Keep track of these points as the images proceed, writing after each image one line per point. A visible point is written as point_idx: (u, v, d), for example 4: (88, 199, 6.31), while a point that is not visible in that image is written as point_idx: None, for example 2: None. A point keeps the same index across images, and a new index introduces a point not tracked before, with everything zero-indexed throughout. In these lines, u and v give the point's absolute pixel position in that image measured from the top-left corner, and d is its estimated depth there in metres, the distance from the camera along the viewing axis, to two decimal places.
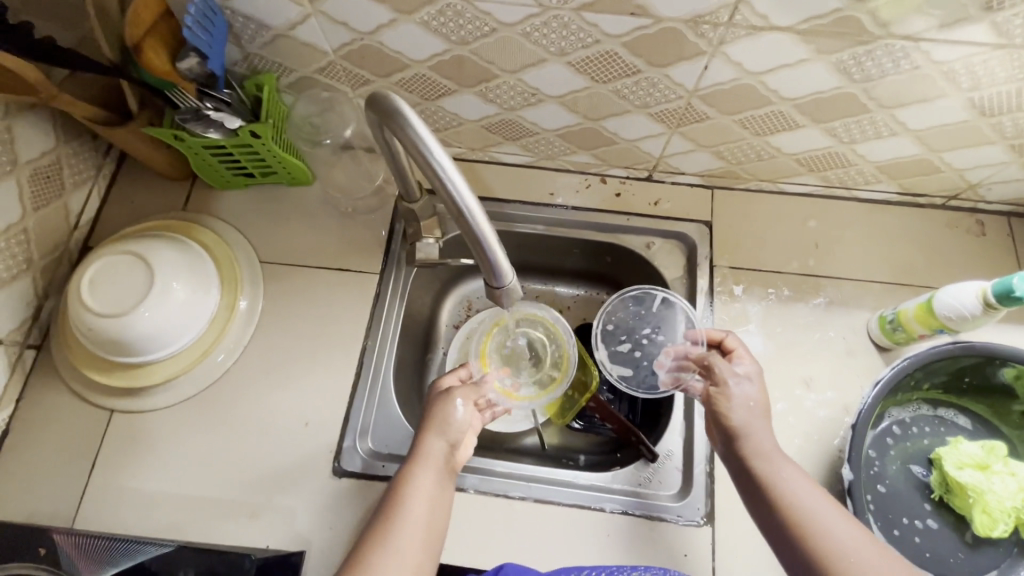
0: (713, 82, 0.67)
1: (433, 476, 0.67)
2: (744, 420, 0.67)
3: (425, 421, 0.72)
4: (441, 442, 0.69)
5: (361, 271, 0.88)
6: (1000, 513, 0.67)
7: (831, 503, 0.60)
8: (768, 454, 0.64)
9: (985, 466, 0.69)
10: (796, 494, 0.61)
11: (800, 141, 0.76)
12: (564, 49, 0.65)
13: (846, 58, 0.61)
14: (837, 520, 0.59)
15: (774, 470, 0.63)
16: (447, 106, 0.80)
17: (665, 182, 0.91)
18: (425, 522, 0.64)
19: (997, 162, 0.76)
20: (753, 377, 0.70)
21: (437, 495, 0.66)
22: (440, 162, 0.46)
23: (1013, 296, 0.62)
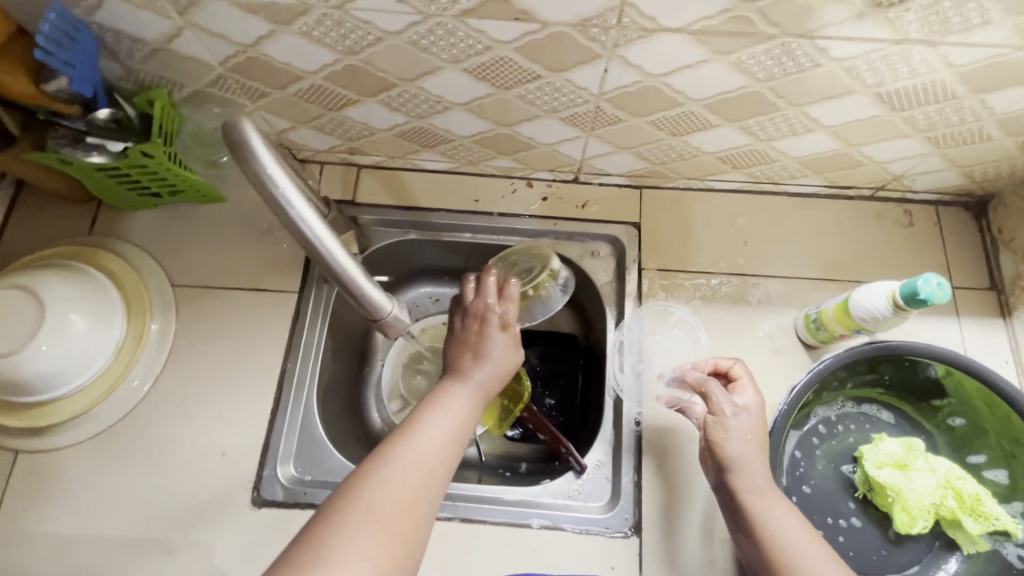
0: (616, 85, 0.64)
1: (468, 394, 0.64)
2: (738, 454, 0.63)
3: (462, 346, 0.69)
4: (486, 365, 0.66)
5: (281, 290, 0.85)
6: (919, 509, 0.67)
7: (817, 544, 0.58)
8: (763, 489, 0.61)
9: (904, 464, 0.70)
10: (785, 531, 0.59)
11: (718, 140, 0.74)
12: (457, 56, 0.62)
13: (744, 58, 0.59)
14: (822, 563, 0.57)
15: (768, 508, 0.60)
16: (353, 116, 0.76)
17: (592, 183, 0.89)
18: (449, 439, 0.59)
19: (916, 154, 0.75)
20: (752, 410, 0.66)
21: (465, 413, 0.62)
22: (287, 199, 0.48)
23: (919, 297, 0.61)
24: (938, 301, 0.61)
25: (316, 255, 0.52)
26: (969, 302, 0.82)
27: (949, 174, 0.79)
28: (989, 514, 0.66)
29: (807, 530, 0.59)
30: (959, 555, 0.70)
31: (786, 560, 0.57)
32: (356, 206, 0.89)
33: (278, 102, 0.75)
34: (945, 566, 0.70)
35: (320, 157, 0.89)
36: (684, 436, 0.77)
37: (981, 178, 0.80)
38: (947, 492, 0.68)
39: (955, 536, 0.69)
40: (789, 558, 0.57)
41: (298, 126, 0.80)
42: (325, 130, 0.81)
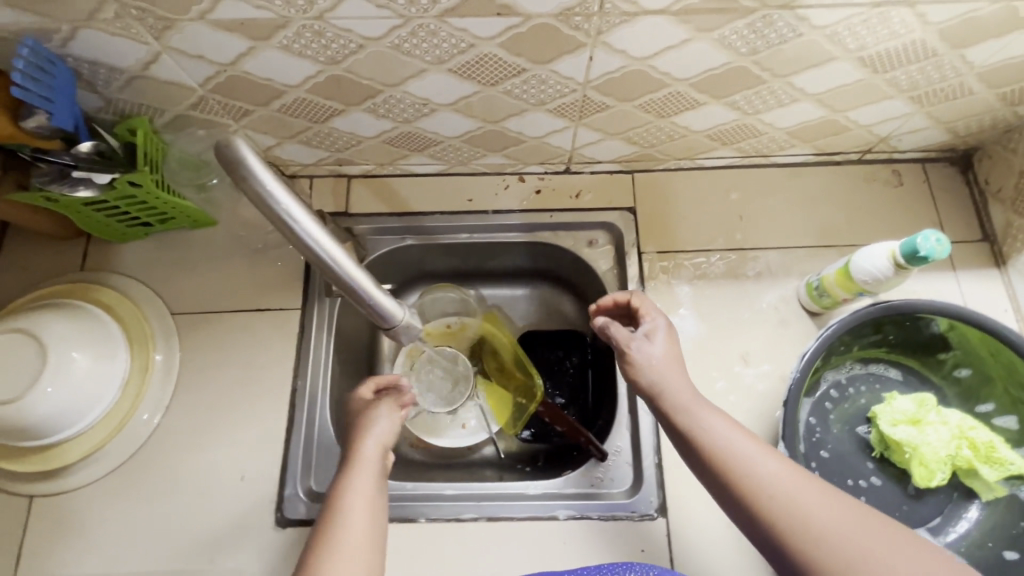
0: (602, 72, 0.64)
1: (367, 476, 0.63)
2: (652, 380, 0.62)
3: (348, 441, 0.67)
4: (372, 448, 0.65)
5: (283, 308, 0.84)
6: (937, 461, 0.68)
7: (752, 442, 0.56)
8: (690, 405, 0.59)
9: (918, 420, 0.71)
10: (719, 439, 0.56)
11: (705, 118, 0.74)
12: (441, 57, 0.61)
13: (728, 34, 0.59)
14: (760, 459, 0.55)
15: (700, 419, 0.58)
16: (339, 126, 0.76)
17: (583, 172, 0.89)
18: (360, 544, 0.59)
19: (901, 114, 0.75)
20: (659, 337, 0.65)
21: (371, 497, 0.62)
22: (290, 213, 0.48)
23: (920, 255, 0.62)
24: (939, 257, 0.61)
25: (323, 269, 0.52)
26: (964, 254, 0.83)
27: (933, 130, 0.80)
28: (1005, 459, 0.68)
29: (741, 433, 0.57)
30: (979, 504, 0.71)
31: (729, 466, 0.55)
32: (350, 217, 0.89)
33: (263, 119, 0.74)
34: (967, 515, 0.71)
35: (309, 171, 0.89)
36: None
37: (964, 132, 0.81)
38: (962, 443, 0.69)
39: (973, 484, 0.70)
40: (729, 465, 0.55)
41: (284, 141, 0.80)
42: (312, 143, 0.80)
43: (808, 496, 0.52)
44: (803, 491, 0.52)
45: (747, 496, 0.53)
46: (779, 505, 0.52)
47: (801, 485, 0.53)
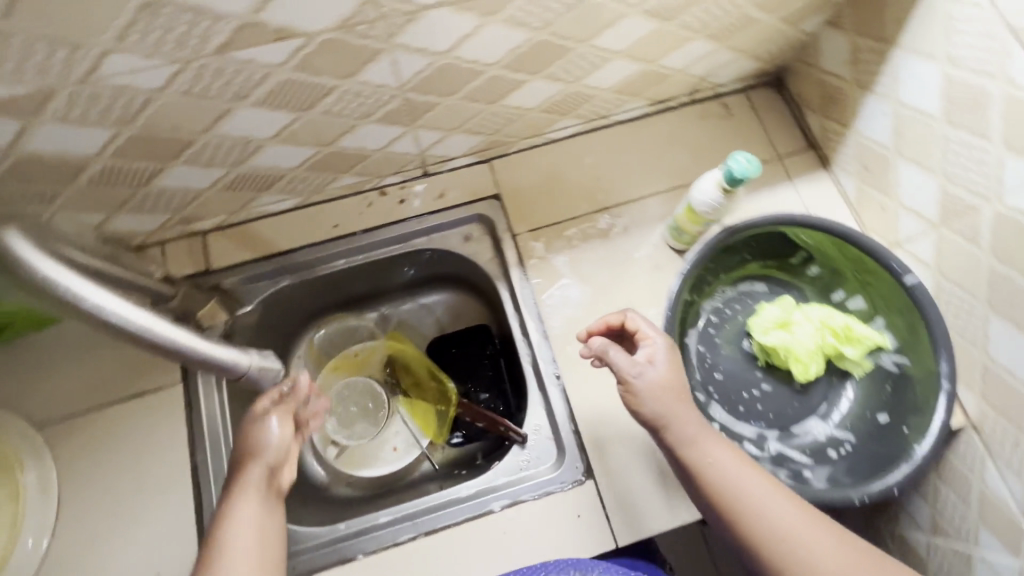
0: (411, 73, 0.64)
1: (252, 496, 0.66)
2: (659, 412, 0.63)
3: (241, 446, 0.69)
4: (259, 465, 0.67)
5: (163, 385, 0.79)
6: (810, 353, 0.75)
7: (759, 482, 0.61)
8: (694, 439, 0.63)
9: (787, 323, 0.77)
10: (729, 477, 0.61)
11: (532, 94, 0.77)
12: (241, 92, 0.59)
13: (514, 13, 0.60)
14: (768, 500, 0.60)
15: (706, 452, 0.63)
16: (167, 185, 0.72)
17: (442, 172, 0.89)
18: (254, 543, 0.63)
19: (707, 53, 0.81)
20: (659, 361, 0.66)
21: (256, 517, 0.65)
22: (77, 295, 0.50)
23: (736, 178, 0.66)
24: (754, 175, 0.66)
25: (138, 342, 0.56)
26: (796, 165, 0.91)
27: (742, 61, 0.87)
28: (861, 337, 0.75)
29: (751, 473, 0.62)
30: (854, 382, 0.78)
31: (730, 503, 0.60)
32: (214, 274, 0.84)
33: (77, 197, 0.69)
34: (847, 394, 0.78)
35: (157, 237, 0.83)
36: (606, 371, 0.80)
37: (768, 57, 0.88)
38: (825, 332, 0.76)
39: (844, 366, 0.77)
40: (739, 504, 0.60)
41: (114, 214, 0.74)
42: (146, 209, 0.76)
43: (806, 535, 0.58)
44: (807, 530, 0.58)
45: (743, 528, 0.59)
46: (790, 547, 0.57)
47: (806, 525, 0.59)
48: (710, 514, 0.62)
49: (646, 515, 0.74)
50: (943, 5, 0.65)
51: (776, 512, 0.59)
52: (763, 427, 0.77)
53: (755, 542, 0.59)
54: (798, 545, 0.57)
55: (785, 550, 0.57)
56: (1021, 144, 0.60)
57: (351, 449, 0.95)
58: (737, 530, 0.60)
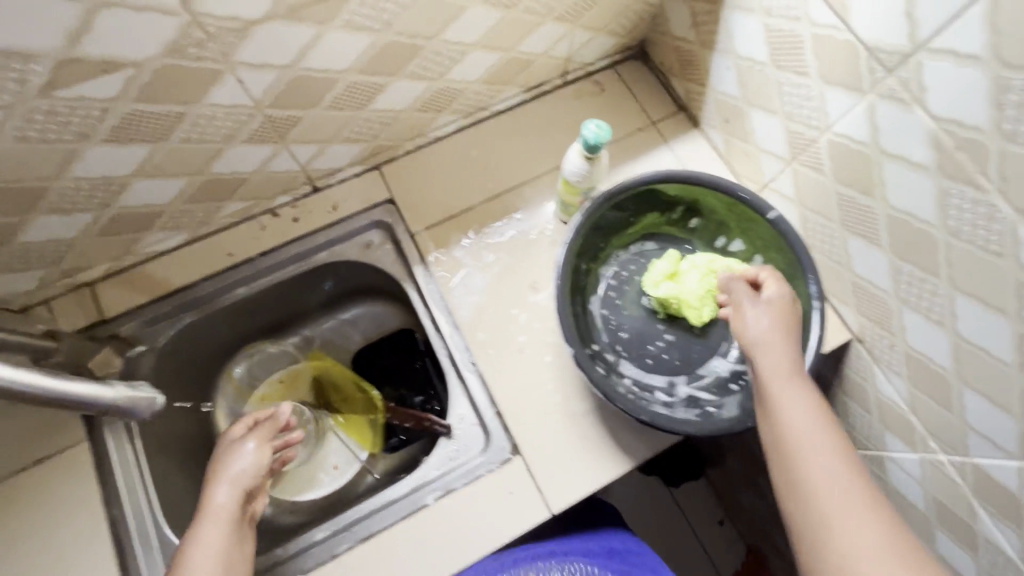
0: (263, 89, 0.65)
1: (216, 520, 0.69)
2: (757, 341, 0.66)
3: (212, 475, 0.74)
4: (228, 489, 0.72)
5: (65, 447, 0.76)
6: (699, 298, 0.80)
7: (830, 441, 0.60)
8: (783, 378, 0.63)
9: (675, 274, 0.81)
10: (801, 425, 0.61)
11: (399, 95, 0.79)
12: (82, 131, 0.59)
13: (350, 18, 0.62)
14: (827, 457, 0.59)
15: (785, 398, 0.62)
16: (33, 238, 0.69)
17: (332, 185, 0.89)
18: (217, 568, 0.65)
19: (563, 34, 0.85)
20: (773, 306, 0.68)
21: (217, 540, 0.67)
22: None
23: (590, 143, 0.70)
24: (605, 138, 0.70)
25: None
26: (670, 128, 0.97)
27: (601, 38, 0.91)
28: None
29: (829, 433, 0.60)
30: None
31: (794, 444, 0.60)
32: (108, 323, 0.82)
33: None
34: None
35: (39, 295, 0.80)
36: (518, 350, 0.83)
37: (625, 31, 0.93)
38: (712, 276, 0.80)
39: None
40: (802, 447, 0.60)
41: None
42: (17, 267, 0.73)
43: (849, 498, 0.56)
44: (852, 499, 0.56)
45: (796, 468, 0.59)
46: (829, 504, 0.56)
47: (850, 491, 0.57)
48: (768, 448, 0.63)
49: (573, 477, 0.77)
50: None
51: (827, 468, 0.58)
52: (670, 374, 0.81)
53: (789, 484, 0.59)
54: (836, 506, 0.56)
55: (822, 499, 0.57)
56: (834, 77, 0.67)
57: (289, 475, 0.93)
58: (783, 471, 0.60)
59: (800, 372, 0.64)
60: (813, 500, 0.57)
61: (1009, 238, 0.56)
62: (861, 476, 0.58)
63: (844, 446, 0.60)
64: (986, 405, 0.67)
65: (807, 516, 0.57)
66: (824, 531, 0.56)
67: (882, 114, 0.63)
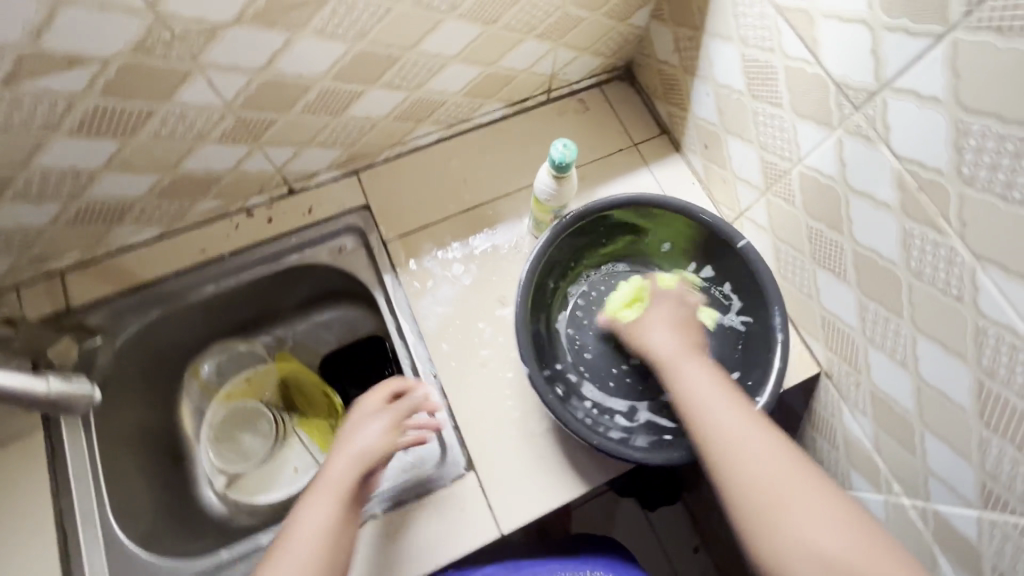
0: (234, 91, 0.66)
1: (319, 498, 0.67)
2: (653, 341, 0.73)
3: (345, 437, 0.74)
4: (337, 469, 0.70)
5: (20, 434, 0.76)
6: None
7: (726, 397, 0.65)
8: (679, 358, 0.70)
9: (640, 299, 0.80)
10: (698, 389, 0.66)
11: (376, 104, 0.79)
12: (49, 122, 0.59)
13: (322, 25, 0.63)
14: (727, 409, 0.64)
15: (684, 372, 0.68)
16: (1, 224, 0.70)
17: (309, 188, 0.90)
18: (322, 544, 0.64)
19: (545, 52, 0.85)
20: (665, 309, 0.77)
21: (324, 518, 0.65)
22: None
23: (558, 163, 0.71)
24: (573, 159, 0.70)
25: None
26: (651, 150, 0.96)
27: (586, 58, 0.92)
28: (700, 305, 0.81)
29: (724, 391, 0.66)
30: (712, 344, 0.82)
31: (694, 405, 0.65)
32: (74, 312, 0.82)
33: None
34: None
35: (7, 281, 0.80)
36: (481, 364, 0.82)
37: (611, 52, 0.93)
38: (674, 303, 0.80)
39: None
40: (703, 406, 0.65)
41: None
42: None
43: (748, 443, 0.61)
44: (756, 446, 0.61)
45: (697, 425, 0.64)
46: (729, 448, 0.61)
47: (751, 439, 0.62)
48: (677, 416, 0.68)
49: (525, 498, 0.76)
50: None
51: (727, 422, 0.63)
52: (633, 399, 0.80)
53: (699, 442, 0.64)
54: (744, 454, 0.61)
55: (722, 448, 0.62)
56: (806, 109, 0.67)
57: (246, 477, 0.93)
58: (692, 433, 0.65)
59: (694, 350, 0.71)
60: (715, 448, 0.62)
61: (968, 281, 0.55)
62: (759, 424, 0.63)
63: (740, 399, 0.65)
64: (946, 451, 0.65)
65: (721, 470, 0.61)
66: (737, 478, 0.60)
67: (849, 149, 0.63)
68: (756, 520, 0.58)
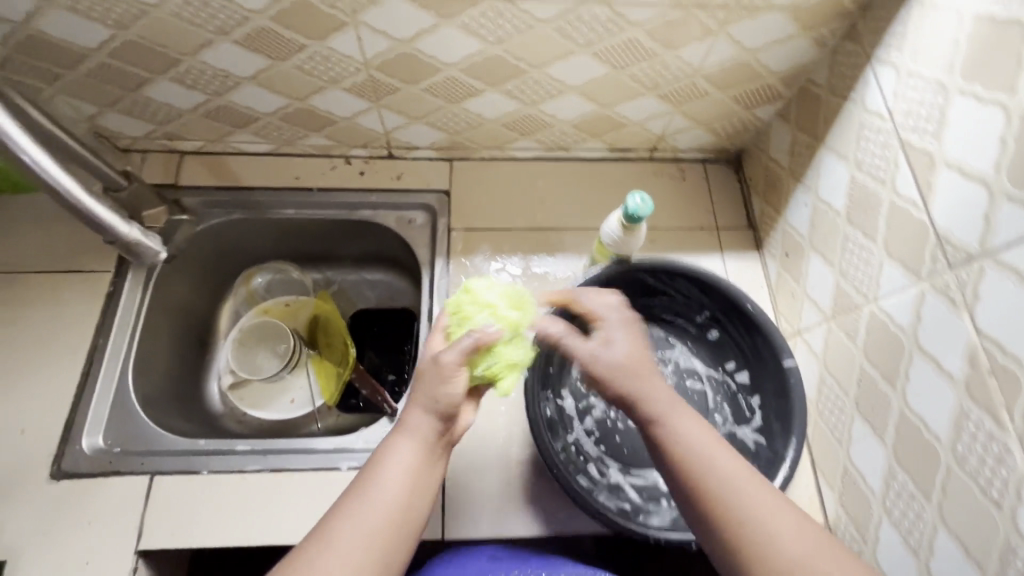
0: (375, 52, 0.73)
1: (410, 446, 0.58)
2: (630, 387, 0.58)
3: (418, 385, 0.60)
4: (428, 411, 0.59)
5: (95, 271, 0.87)
6: (510, 367, 0.62)
7: (737, 468, 0.54)
8: (669, 411, 0.57)
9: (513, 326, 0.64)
10: (698, 447, 0.55)
11: (491, 106, 0.84)
12: (222, 28, 0.70)
13: (467, 22, 0.69)
14: (746, 487, 0.53)
15: (680, 426, 0.56)
16: (154, 96, 0.82)
17: (406, 158, 0.97)
18: (404, 500, 0.56)
19: (661, 112, 0.87)
20: (615, 340, 0.61)
21: (411, 471, 0.57)
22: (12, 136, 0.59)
23: (631, 213, 0.72)
24: (646, 213, 0.71)
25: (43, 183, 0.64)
26: (732, 239, 0.95)
27: (699, 131, 0.93)
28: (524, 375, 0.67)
29: (728, 452, 0.55)
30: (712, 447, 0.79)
31: (703, 481, 0.53)
32: (179, 189, 0.93)
33: (73, 83, 0.79)
34: None
35: (140, 145, 0.93)
36: None
37: (726, 134, 0.94)
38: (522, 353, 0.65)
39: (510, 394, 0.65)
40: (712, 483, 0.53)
41: (105, 111, 0.84)
42: (134, 114, 0.85)
43: (775, 528, 0.51)
44: (787, 523, 0.52)
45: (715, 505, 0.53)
46: (756, 533, 0.51)
47: (779, 518, 0.52)
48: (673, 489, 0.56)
49: (479, 514, 0.75)
50: (859, 113, 0.70)
51: (747, 498, 0.52)
52: (607, 453, 0.78)
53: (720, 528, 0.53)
54: (779, 544, 0.51)
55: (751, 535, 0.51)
56: (898, 251, 0.63)
57: (249, 386, 0.98)
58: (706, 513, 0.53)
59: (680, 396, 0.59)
60: (742, 536, 0.51)
61: (1013, 488, 0.50)
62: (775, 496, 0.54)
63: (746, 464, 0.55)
64: None
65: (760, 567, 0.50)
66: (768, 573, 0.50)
67: (928, 305, 0.59)
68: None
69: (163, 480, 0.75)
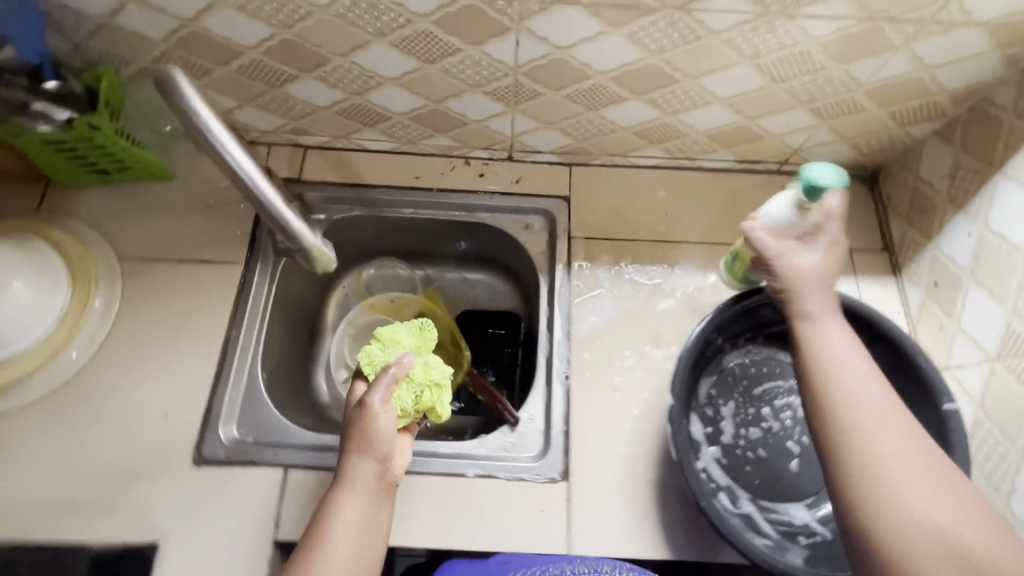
0: (529, 58, 0.71)
1: (356, 498, 0.63)
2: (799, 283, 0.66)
3: (350, 436, 0.66)
4: (365, 464, 0.64)
5: (226, 263, 0.88)
6: (432, 387, 0.72)
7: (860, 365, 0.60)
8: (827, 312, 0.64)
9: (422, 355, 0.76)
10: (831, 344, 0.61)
11: (630, 114, 0.81)
12: (382, 30, 0.69)
13: (636, 31, 0.67)
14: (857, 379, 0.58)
15: (823, 326, 0.63)
16: (295, 93, 0.82)
17: (526, 161, 0.95)
18: (357, 546, 0.61)
19: (807, 126, 0.82)
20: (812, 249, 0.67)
21: (361, 521, 0.62)
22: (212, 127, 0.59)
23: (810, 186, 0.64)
24: (828, 186, 0.63)
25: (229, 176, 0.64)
26: (866, 262, 0.89)
27: (840, 147, 0.87)
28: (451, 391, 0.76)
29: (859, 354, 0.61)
30: None
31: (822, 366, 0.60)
32: (302, 183, 0.94)
33: (221, 79, 0.80)
34: None
35: (267, 138, 0.94)
36: (609, 390, 0.82)
37: (870, 150, 0.88)
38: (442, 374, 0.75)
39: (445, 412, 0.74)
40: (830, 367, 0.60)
41: (243, 105, 0.85)
42: (269, 109, 0.86)
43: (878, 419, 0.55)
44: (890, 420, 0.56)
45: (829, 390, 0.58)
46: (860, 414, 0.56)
47: (887, 417, 0.56)
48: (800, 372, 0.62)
49: (604, 533, 0.75)
50: None
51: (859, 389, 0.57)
52: (737, 482, 0.75)
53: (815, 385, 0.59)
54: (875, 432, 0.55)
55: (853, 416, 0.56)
56: None
57: None
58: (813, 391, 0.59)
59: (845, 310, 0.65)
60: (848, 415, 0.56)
61: None
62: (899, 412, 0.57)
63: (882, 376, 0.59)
64: None
65: (847, 442, 0.55)
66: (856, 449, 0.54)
67: None
68: (871, 500, 0.52)
69: (297, 474, 0.77)
